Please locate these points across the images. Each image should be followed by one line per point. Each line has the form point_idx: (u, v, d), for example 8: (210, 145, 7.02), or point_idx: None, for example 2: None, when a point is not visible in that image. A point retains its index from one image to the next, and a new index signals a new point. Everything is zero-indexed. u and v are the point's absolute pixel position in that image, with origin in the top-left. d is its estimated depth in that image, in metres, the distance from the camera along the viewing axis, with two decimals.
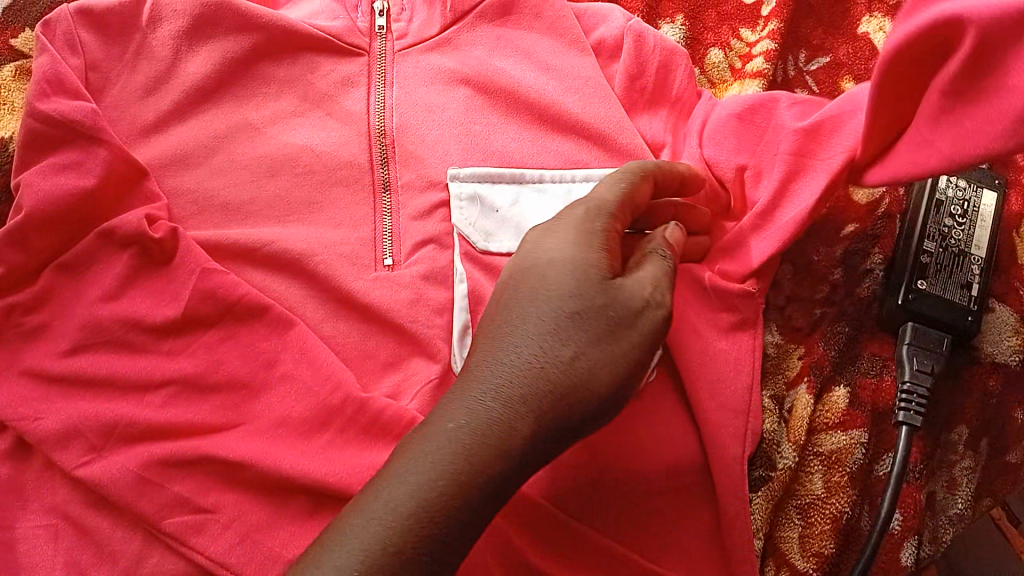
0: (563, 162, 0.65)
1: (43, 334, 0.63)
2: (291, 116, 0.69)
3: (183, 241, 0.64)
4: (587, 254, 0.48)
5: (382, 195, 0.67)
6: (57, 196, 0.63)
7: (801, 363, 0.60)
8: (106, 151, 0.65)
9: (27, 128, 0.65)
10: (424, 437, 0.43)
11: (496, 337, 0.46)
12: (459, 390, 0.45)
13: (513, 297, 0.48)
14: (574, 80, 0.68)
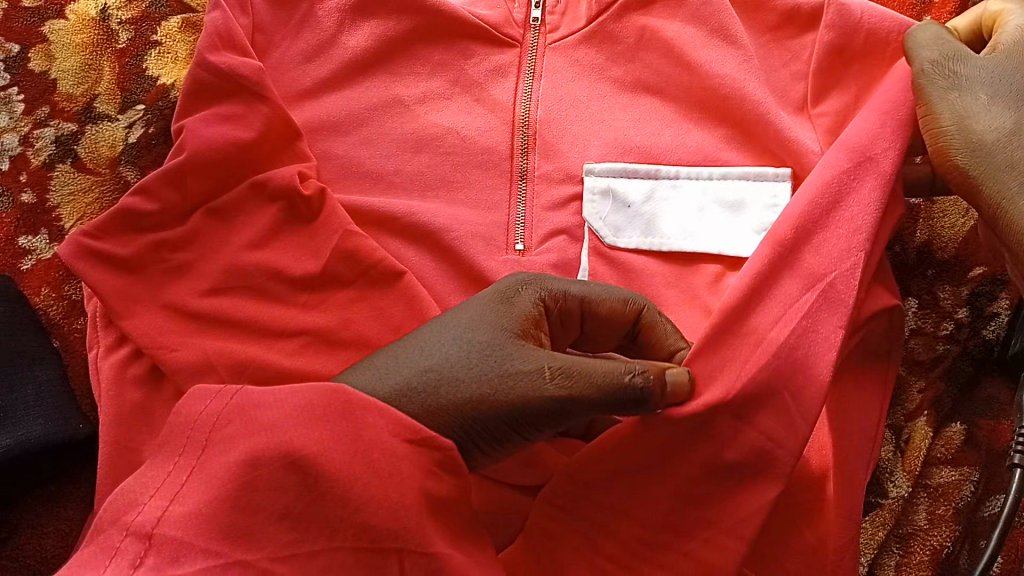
0: (701, 158, 0.67)
1: (188, 272, 0.67)
2: (440, 97, 0.72)
3: (328, 202, 0.68)
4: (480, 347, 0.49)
5: (519, 182, 0.69)
6: (218, 143, 0.67)
7: (920, 397, 0.63)
8: (268, 109, 0.69)
9: (194, 76, 0.69)
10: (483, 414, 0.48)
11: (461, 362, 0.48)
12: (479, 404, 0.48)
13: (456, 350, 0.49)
14: (718, 74, 0.66)
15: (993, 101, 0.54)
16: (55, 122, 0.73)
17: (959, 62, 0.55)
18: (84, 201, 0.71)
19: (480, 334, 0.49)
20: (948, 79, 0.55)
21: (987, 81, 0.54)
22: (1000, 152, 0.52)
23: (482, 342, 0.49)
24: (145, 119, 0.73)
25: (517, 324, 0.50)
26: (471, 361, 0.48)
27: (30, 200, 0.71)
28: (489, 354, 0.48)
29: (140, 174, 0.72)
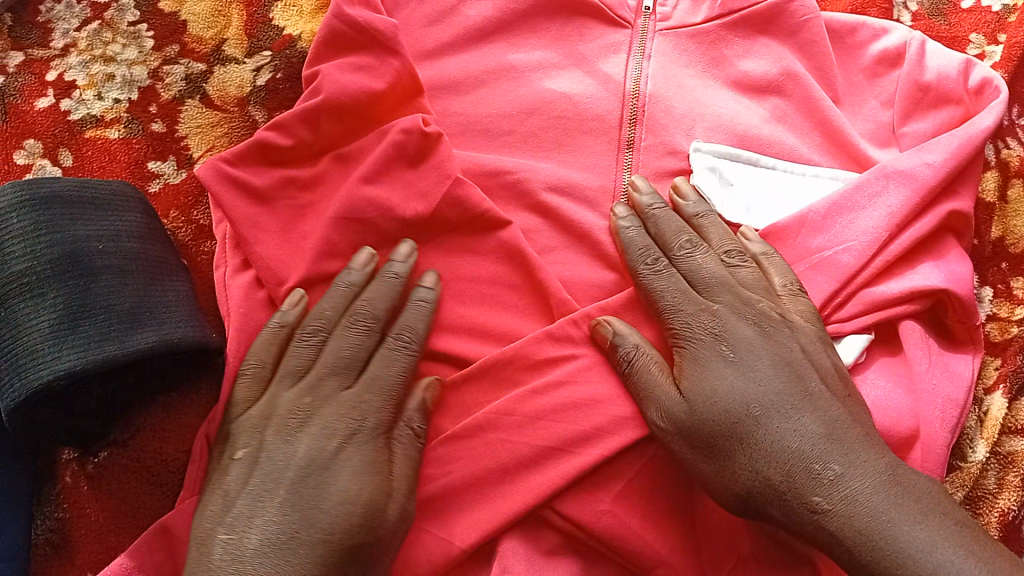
0: (797, 157, 0.73)
1: (309, 209, 0.71)
2: (554, 68, 0.78)
3: (448, 148, 0.70)
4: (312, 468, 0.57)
5: (626, 152, 0.74)
6: (352, 90, 0.71)
7: (997, 372, 0.68)
8: (398, 63, 0.73)
9: (329, 26, 0.73)
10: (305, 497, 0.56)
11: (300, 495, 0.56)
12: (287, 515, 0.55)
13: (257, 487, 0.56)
14: (812, 89, 0.75)
15: (717, 368, 0.59)
16: (184, 60, 0.77)
17: (711, 338, 0.60)
18: (213, 135, 0.74)
19: (281, 453, 0.58)
20: (400, 340, 0.64)
21: (680, 301, 0.63)
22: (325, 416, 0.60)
23: (303, 423, 0.59)
24: (273, 65, 0.77)
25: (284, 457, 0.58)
26: (292, 469, 0.57)
27: (159, 129, 0.74)
28: (231, 480, 0.57)
29: (268, 114, 0.75)
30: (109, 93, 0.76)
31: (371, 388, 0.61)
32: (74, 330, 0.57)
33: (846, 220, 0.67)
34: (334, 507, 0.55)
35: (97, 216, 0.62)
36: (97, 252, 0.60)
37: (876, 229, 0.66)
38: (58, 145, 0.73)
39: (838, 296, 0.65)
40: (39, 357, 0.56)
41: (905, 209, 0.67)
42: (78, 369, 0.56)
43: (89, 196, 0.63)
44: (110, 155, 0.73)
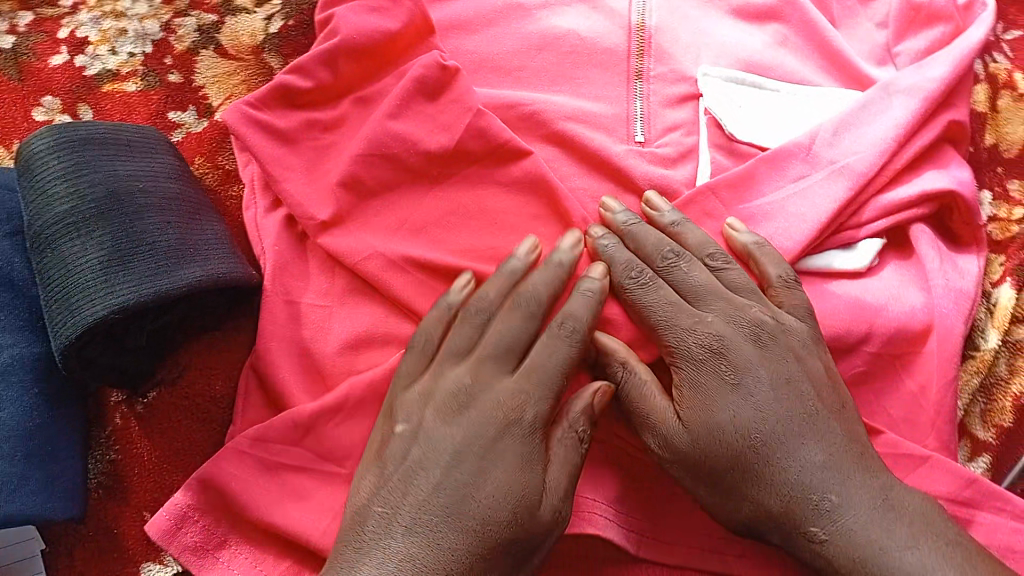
0: (799, 79, 0.76)
1: (332, 151, 0.72)
2: (560, 5, 0.80)
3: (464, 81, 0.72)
4: (447, 466, 0.55)
5: (635, 83, 0.76)
6: (369, 30, 0.72)
7: (1002, 268, 0.72)
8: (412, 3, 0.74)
9: None
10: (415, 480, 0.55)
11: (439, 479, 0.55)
12: (418, 502, 0.54)
13: (398, 475, 0.56)
14: (809, 13, 0.78)
15: (719, 392, 0.56)
16: (196, 12, 0.78)
17: (708, 355, 0.57)
18: (231, 83, 0.75)
19: (438, 438, 0.56)
20: (564, 329, 0.58)
21: (671, 314, 0.60)
22: (485, 401, 0.57)
23: (464, 407, 0.57)
24: (283, 13, 0.78)
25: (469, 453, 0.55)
26: (446, 454, 0.55)
27: (177, 79, 0.75)
28: (391, 455, 0.57)
29: (284, 61, 0.76)
30: (123, 48, 0.76)
31: (529, 381, 0.57)
32: (124, 265, 0.58)
33: (854, 131, 0.70)
34: (492, 500, 0.53)
35: (131, 157, 0.63)
36: (137, 191, 0.61)
37: (886, 136, 0.68)
38: (76, 101, 0.74)
39: (855, 200, 0.67)
40: (90, 293, 0.57)
41: (912, 121, 0.69)
42: (133, 303, 0.57)
43: (123, 138, 0.64)
44: (129, 107, 0.74)
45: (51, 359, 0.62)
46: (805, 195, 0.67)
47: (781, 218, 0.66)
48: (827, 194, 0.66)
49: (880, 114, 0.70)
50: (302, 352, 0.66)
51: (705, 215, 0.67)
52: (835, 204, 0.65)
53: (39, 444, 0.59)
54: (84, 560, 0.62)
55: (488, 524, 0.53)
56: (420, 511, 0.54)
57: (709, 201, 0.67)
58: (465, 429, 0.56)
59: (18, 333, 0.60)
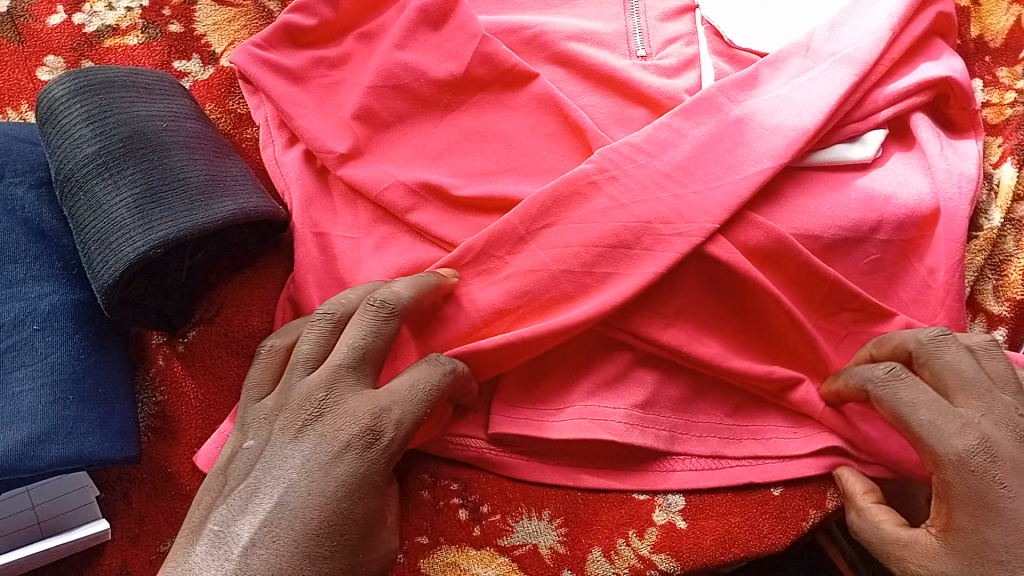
0: None
1: (340, 89, 0.72)
2: None
3: (465, 9, 0.72)
4: (317, 471, 0.51)
5: (631, 0, 0.77)
6: None
7: (1002, 149, 0.75)
8: None
9: None
10: (288, 497, 0.50)
11: (303, 493, 0.50)
12: (285, 518, 0.50)
13: (266, 480, 0.51)
14: None
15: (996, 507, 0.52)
16: None
17: (986, 464, 0.53)
18: (232, 29, 0.75)
19: (284, 458, 0.52)
20: (373, 303, 0.56)
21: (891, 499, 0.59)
22: (330, 421, 0.53)
23: (308, 423, 0.53)
24: None
25: (341, 459, 0.52)
26: (317, 461, 0.51)
27: (178, 29, 0.75)
28: (235, 472, 0.53)
29: (282, 2, 0.76)
30: (120, 2, 0.76)
31: (358, 371, 0.55)
32: (157, 203, 0.60)
33: (848, 25, 0.71)
34: (346, 514, 0.51)
35: (149, 100, 0.65)
36: (160, 132, 0.64)
37: (882, 26, 0.70)
38: (79, 58, 0.74)
39: (857, 88, 0.69)
40: (131, 233, 0.59)
41: (906, 12, 0.71)
42: (174, 237, 0.59)
43: (138, 81, 0.66)
44: (133, 59, 0.74)
45: (91, 305, 0.63)
46: (807, 88, 0.69)
47: (787, 108, 0.68)
48: (829, 83, 0.68)
49: (870, 9, 0.72)
50: (336, 284, 0.68)
51: (715, 108, 0.68)
52: (838, 92, 0.67)
53: (89, 387, 0.60)
54: (143, 500, 0.65)
55: (340, 545, 0.50)
56: (296, 538, 0.49)
57: (718, 97, 0.68)
58: (334, 448, 0.52)
59: (55, 283, 0.61)
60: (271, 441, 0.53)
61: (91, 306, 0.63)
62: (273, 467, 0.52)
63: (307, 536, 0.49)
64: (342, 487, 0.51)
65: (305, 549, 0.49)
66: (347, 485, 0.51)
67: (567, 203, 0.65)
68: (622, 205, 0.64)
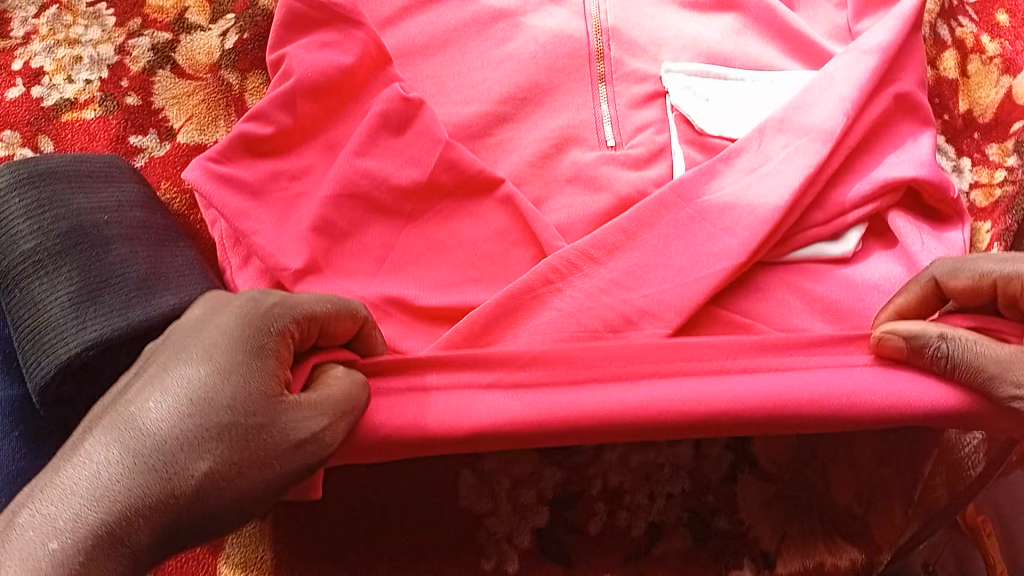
0: (762, 65, 0.77)
1: (302, 179, 0.71)
2: (530, 10, 0.79)
3: (428, 111, 0.72)
4: (223, 338, 0.44)
5: (600, 86, 0.76)
6: (324, 68, 0.72)
7: (989, 236, 0.72)
8: (364, 35, 0.73)
9: (286, 6, 0.73)
10: (172, 369, 0.42)
11: (195, 356, 0.43)
12: (172, 380, 0.42)
13: (158, 356, 0.44)
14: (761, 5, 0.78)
15: None
16: (150, 31, 0.77)
17: None
18: (191, 103, 0.74)
19: (182, 335, 0.45)
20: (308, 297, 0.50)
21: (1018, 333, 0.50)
22: (240, 300, 0.46)
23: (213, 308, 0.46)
24: (239, 27, 0.77)
25: (249, 323, 0.45)
26: (220, 327, 0.44)
27: (135, 102, 0.74)
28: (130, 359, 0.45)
29: (243, 75, 0.75)
30: (80, 74, 0.75)
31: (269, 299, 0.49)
32: (94, 301, 0.59)
33: (803, 112, 0.69)
34: (242, 385, 0.43)
35: (95, 188, 0.65)
36: (102, 225, 0.63)
37: (839, 117, 0.67)
38: (37, 133, 0.73)
39: (811, 194, 0.66)
40: (63, 332, 0.58)
41: (861, 94, 0.68)
42: (107, 337, 0.57)
43: (85, 169, 0.65)
44: (90, 136, 0.72)
45: (25, 401, 0.62)
46: (761, 174, 0.67)
47: (740, 204, 0.66)
48: (783, 180, 0.66)
49: (829, 94, 0.69)
50: None
51: (670, 206, 0.66)
52: (792, 193, 0.65)
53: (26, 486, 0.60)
54: None
55: (234, 414, 0.42)
56: (182, 399, 0.41)
57: (674, 196, 0.66)
58: (242, 317, 0.45)
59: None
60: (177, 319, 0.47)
61: (22, 401, 0.62)
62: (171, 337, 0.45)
63: (195, 399, 0.42)
64: (246, 347, 0.44)
65: (196, 412, 0.41)
66: (247, 348, 0.44)
67: (514, 314, 0.62)
68: (573, 312, 0.62)
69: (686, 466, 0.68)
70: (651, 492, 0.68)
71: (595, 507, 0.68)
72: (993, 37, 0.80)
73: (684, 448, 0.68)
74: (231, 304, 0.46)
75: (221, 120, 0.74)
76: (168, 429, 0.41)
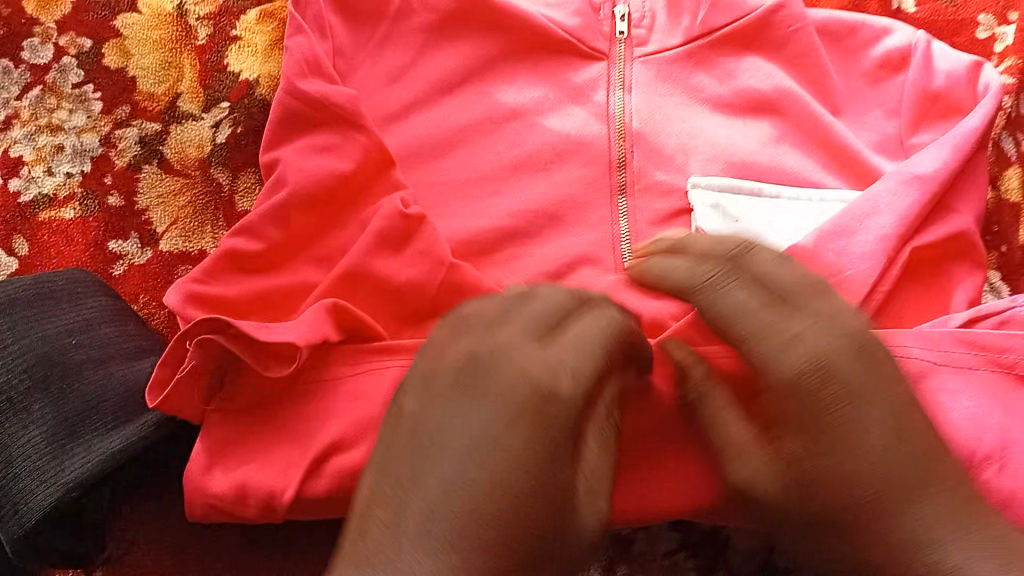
0: (800, 183, 0.70)
1: (292, 297, 0.65)
2: (551, 107, 0.73)
3: (430, 230, 0.65)
4: (516, 411, 0.44)
5: (620, 198, 0.70)
6: (319, 176, 0.66)
7: None
8: (365, 138, 0.68)
9: (283, 104, 0.67)
10: (429, 470, 0.43)
11: (474, 423, 0.44)
12: (432, 459, 0.43)
13: (398, 474, 0.44)
14: (805, 113, 0.71)
15: (820, 430, 0.48)
16: (138, 121, 0.71)
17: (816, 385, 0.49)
18: (176, 205, 0.69)
19: (450, 419, 0.44)
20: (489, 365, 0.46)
21: (748, 320, 0.52)
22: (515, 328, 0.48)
23: (476, 373, 0.45)
24: (232, 117, 0.71)
25: (489, 351, 0.47)
26: (451, 379, 0.46)
27: (117, 203, 0.69)
28: (404, 443, 0.45)
29: (234, 173, 0.70)
30: (61, 166, 0.70)
31: (574, 348, 0.47)
32: (71, 443, 0.53)
33: (837, 246, 0.64)
34: (461, 434, 0.43)
35: (57, 310, 0.57)
36: (69, 351, 0.56)
37: (873, 257, 0.63)
38: (11, 232, 0.67)
39: None
40: (39, 480, 0.52)
41: (900, 236, 0.64)
42: (88, 481, 0.52)
43: (45, 290, 0.58)
44: (66, 238, 0.67)
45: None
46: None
47: None
48: None
49: (865, 222, 0.64)
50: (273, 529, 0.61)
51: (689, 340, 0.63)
52: None
53: None
54: None
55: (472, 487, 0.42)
56: (449, 483, 0.42)
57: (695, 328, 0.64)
58: (473, 364, 0.46)
59: None
60: (407, 400, 0.47)
61: None
62: (402, 451, 0.44)
63: (456, 475, 0.42)
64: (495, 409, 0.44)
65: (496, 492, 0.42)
66: (466, 387, 0.45)
67: None
68: None
69: None
70: None
71: None
72: None
73: None
74: (495, 328, 0.49)
75: (209, 226, 0.69)
76: (487, 504, 0.42)
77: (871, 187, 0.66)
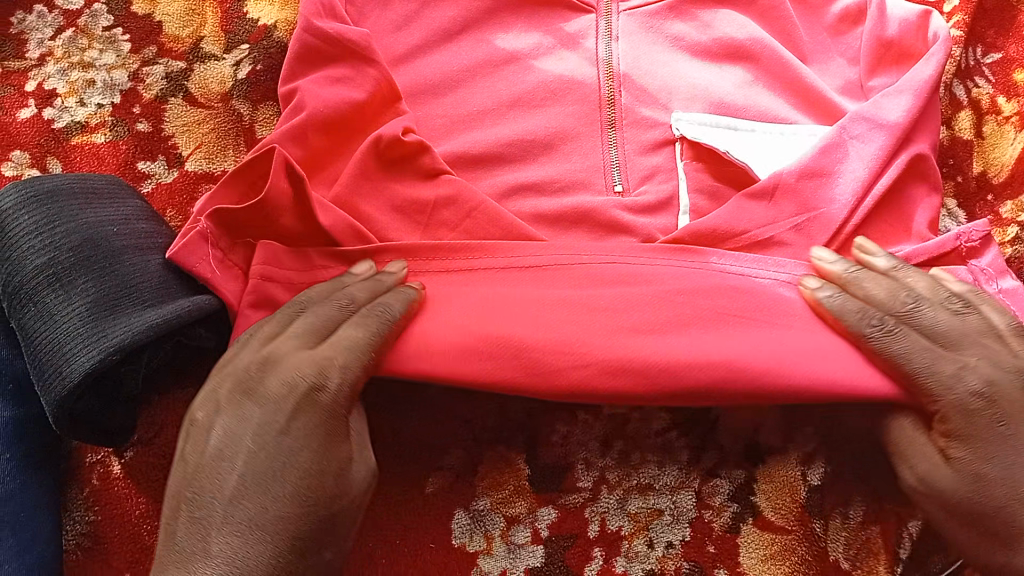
0: (773, 118, 0.77)
1: None
2: (544, 53, 0.80)
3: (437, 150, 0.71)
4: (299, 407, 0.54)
5: (609, 131, 0.76)
6: (335, 102, 0.72)
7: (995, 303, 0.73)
8: (375, 72, 0.74)
9: (301, 41, 0.73)
10: (212, 477, 0.52)
11: (235, 440, 0.53)
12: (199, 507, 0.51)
13: (199, 492, 0.52)
14: (776, 57, 0.79)
15: (950, 365, 0.56)
16: (164, 60, 0.77)
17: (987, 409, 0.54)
18: (201, 132, 0.75)
19: (234, 428, 0.53)
20: (373, 310, 0.59)
21: (931, 360, 0.56)
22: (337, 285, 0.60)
23: (252, 387, 0.55)
24: (252, 57, 0.78)
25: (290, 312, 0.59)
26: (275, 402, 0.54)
27: (145, 129, 0.74)
28: (193, 451, 0.54)
29: (254, 105, 0.76)
30: (92, 98, 0.75)
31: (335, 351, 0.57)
32: (112, 313, 0.58)
33: (814, 185, 0.70)
34: (218, 469, 0.52)
35: (98, 204, 0.62)
36: (112, 237, 0.61)
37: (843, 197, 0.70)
38: (45, 154, 0.73)
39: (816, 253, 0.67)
40: (82, 343, 0.56)
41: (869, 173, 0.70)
42: (128, 344, 0.56)
43: (88, 188, 0.63)
44: (98, 159, 0.73)
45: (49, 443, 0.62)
46: (771, 229, 0.69)
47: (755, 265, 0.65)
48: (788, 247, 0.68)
49: (833, 163, 0.71)
50: None
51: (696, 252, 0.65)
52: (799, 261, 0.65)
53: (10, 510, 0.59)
54: None
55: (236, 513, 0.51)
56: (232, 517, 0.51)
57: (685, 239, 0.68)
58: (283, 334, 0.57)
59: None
60: (212, 419, 0.55)
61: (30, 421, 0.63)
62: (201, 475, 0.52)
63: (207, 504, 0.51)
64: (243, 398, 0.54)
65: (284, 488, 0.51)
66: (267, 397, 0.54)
67: None
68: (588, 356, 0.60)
69: (688, 516, 0.67)
70: (651, 540, 0.66)
71: (591, 552, 0.66)
72: (1008, 98, 0.81)
73: (684, 495, 0.67)
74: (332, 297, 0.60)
75: (231, 151, 0.74)
76: (239, 517, 0.51)
77: (842, 129, 0.72)
